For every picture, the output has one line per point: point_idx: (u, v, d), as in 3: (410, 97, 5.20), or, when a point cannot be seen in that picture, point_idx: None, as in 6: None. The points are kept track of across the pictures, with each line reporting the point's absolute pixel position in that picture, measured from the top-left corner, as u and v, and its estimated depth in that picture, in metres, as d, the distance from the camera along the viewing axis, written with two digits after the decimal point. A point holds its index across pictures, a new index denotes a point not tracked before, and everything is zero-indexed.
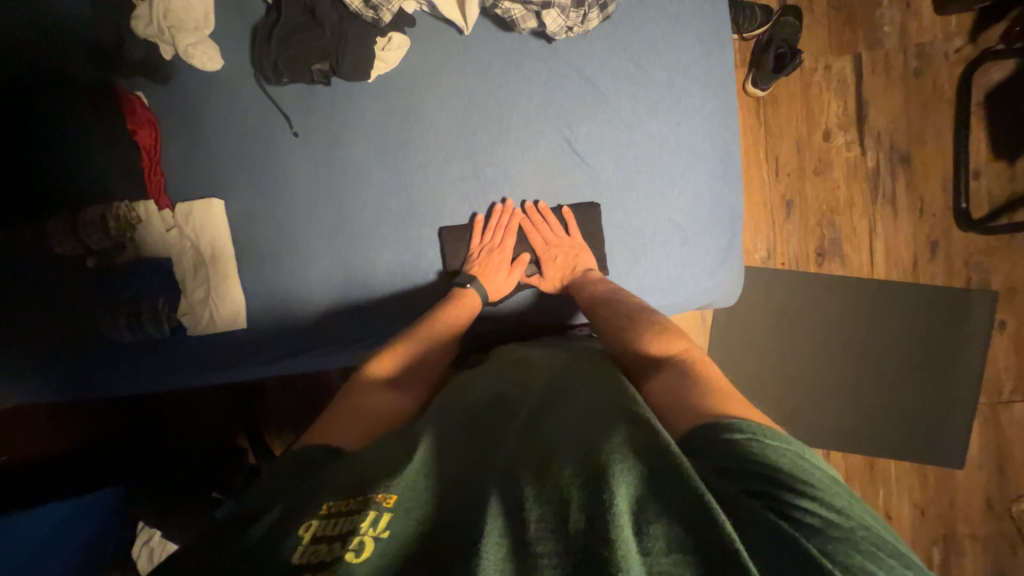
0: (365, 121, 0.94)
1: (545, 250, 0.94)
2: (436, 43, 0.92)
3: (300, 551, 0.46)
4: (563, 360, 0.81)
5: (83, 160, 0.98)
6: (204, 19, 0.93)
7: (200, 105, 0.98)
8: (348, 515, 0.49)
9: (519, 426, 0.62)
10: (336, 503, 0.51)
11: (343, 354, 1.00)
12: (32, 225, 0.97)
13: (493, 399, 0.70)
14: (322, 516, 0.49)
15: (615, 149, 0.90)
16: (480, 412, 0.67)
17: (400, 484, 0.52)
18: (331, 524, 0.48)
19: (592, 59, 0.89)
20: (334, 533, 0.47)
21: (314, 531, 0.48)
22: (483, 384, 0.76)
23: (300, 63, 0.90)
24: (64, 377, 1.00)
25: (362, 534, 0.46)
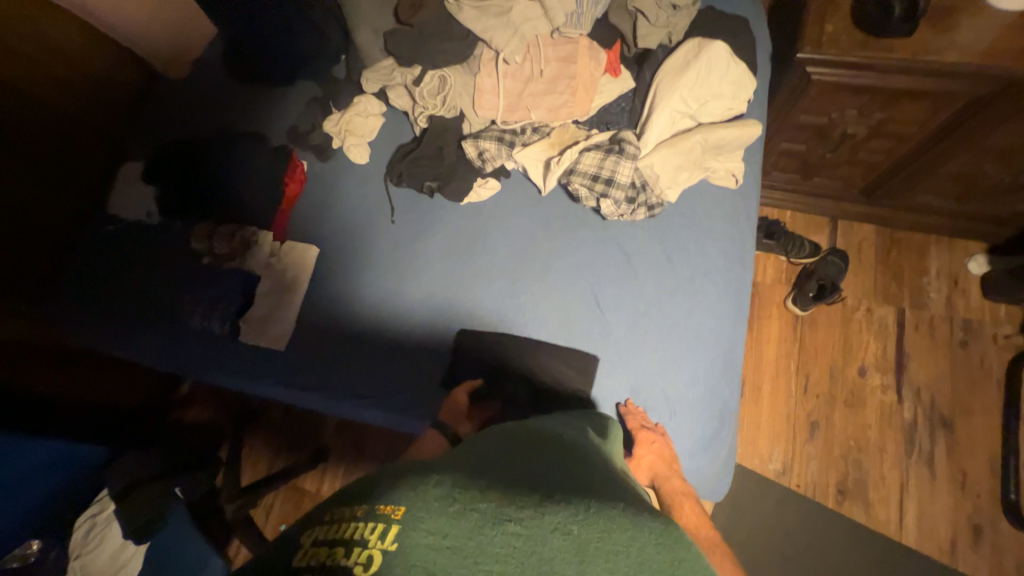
0: (444, 229, 1.19)
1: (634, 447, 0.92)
2: (519, 192, 1.17)
3: (302, 553, 0.51)
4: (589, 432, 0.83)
5: (240, 189, 1.30)
6: (370, 132, 1.31)
7: (338, 181, 1.31)
8: (356, 525, 0.53)
9: (544, 474, 0.64)
10: (344, 513, 0.56)
11: (344, 406, 1.13)
12: (189, 220, 1.31)
13: (519, 445, 0.73)
14: (324, 523, 0.56)
15: (630, 315, 1.03)
16: (505, 453, 0.69)
17: (416, 499, 0.55)
18: (334, 530, 0.53)
19: (632, 240, 1.07)
20: (343, 538, 0.51)
21: (316, 537, 0.53)
22: (512, 429, 0.78)
23: (417, 178, 1.19)
24: (138, 337, 1.24)
25: (371, 546, 0.49)
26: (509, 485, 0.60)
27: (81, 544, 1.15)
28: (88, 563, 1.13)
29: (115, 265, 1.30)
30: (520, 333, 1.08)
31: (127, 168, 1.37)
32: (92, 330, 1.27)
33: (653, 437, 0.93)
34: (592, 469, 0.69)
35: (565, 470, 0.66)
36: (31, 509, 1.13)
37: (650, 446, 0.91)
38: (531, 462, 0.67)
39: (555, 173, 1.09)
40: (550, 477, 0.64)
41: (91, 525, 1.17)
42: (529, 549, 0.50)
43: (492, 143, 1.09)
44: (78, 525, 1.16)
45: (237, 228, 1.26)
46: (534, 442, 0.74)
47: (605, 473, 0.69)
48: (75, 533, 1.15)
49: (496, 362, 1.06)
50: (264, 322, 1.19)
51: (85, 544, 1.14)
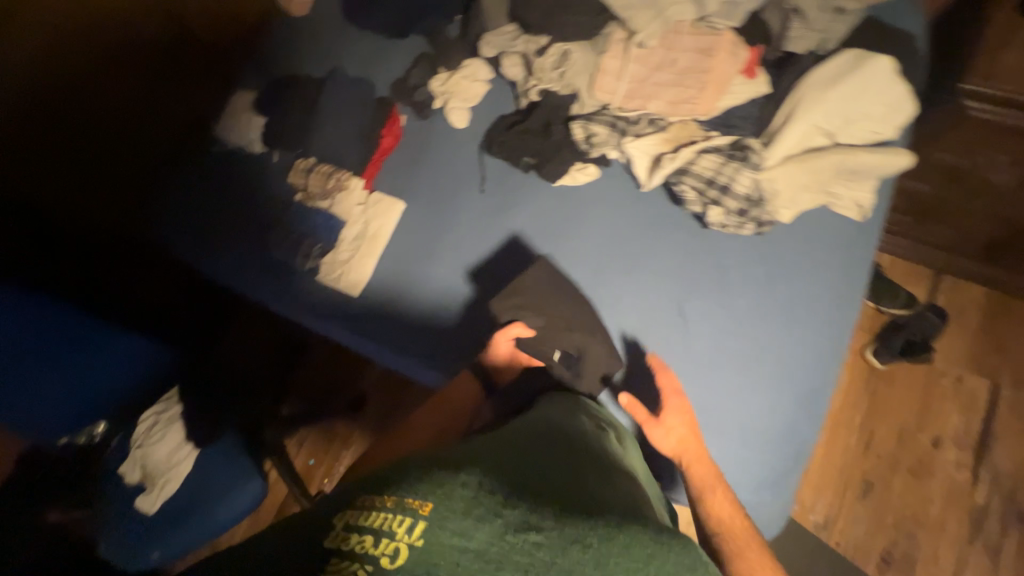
0: (532, 207, 1.16)
1: (660, 414, 0.89)
2: (615, 184, 1.12)
3: (333, 536, 0.51)
4: (616, 444, 0.80)
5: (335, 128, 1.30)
6: (474, 96, 1.30)
7: (433, 141, 1.31)
8: (383, 513, 0.52)
9: (570, 479, 0.63)
10: (370, 498, 0.56)
11: (402, 361, 1.15)
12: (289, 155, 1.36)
13: (545, 443, 0.71)
14: (353, 506, 0.55)
15: (716, 332, 0.97)
16: (531, 451, 0.68)
17: (443, 495, 0.54)
18: (362, 517, 0.53)
19: (731, 254, 1.01)
20: (371, 526, 0.51)
21: (346, 522, 0.53)
22: (537, 425, 0.77)
23: (518, 153, 1.16)
24: (224, 257, 1.31)
25: (399, 540, 0.49)
26: (536, 488, 0.58)
27: (143, 435, 1.32)
28: (145, 453, 1.30)
29: (211, 186, 1.36)
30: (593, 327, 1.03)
31: (238, 98, 1.43)
32: (182, 242, 1.34)
33: (680, 406, 0.90)
34: (617, 481, 0.67)
35: (591, 479, 0.64)
36: (112, 388, 1.24)
37: (677, 412, 0.88)
38: (554, 464, 0.66)
39: (661, 172, 1.02)
40: (577, 482, 0.62)
41: (152, 421, 1.33)
42: (553, 560, 0.49)
43: (604, 127, 1.06)
44: (142, 418, 1.32)
45: (333, 170, 1.29)
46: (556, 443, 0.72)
47: (629, 488, 0.67)
48: (139, 424, 1.32)
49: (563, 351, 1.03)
50: (340, 269, 1.22)
51: (145, 436, 1.31)
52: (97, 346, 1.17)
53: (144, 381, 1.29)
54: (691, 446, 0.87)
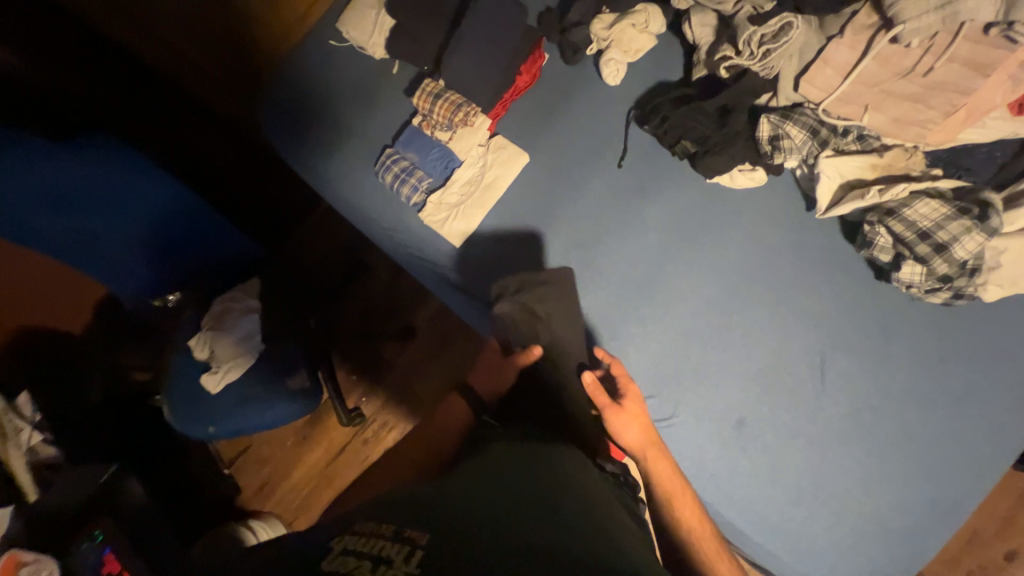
0: (676, 199, 1.01)
1: (623, 401, 0.84)
2: (782, 201, 0.97)
3: (332, 559, 0.50)
4: (610, 482, 0.77)
5: (468, 47, 1.11)
6: (634, 52, 1.11)
7: (574, 94, 1.15)
8: (384, 541, 0.52)
9: (566, 511, 0.60)
10: (373, 529, 0.55)
11: (490, 325, 1.05)
12: (418, 73, 1.25)
13: (538, 467, 0.69)
14: (356, 534, 0.54)
15: (859, 404, 0.85)
16: (523, 477, 0.66)
17: (438, 531, 0.53)
18: (365, 543, 0.51)
19: (902, 319, 0.86)
20: (369, 552, 0.50)
21: (347, 547, 0.52)
22: (529, 444, 0.74)
23: (676, 132, 0.98)
24: (325, 165, 1.22)
25: (394, 567, 0.48)
26: (528, 521, 0.56)
27: (213, 320, 1.25)
28: (211, 339, 1.24)
29: (324, 82, 1.25)
30: (712, 354, 0.92)
31: None
32: (283, 137, 1.24)
33: (637, 402, 0.85)
34: (611, 520, 0.64)
35: (585, 513, 0.62)
36: (172, 249, 1.15)
37: (635, 397, 0.85)
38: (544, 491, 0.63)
39: (843, 206, 0.85)
40: (569, 514, 0.60)
41: (221, 309, 1.25)
42: None
43: (802, 132, 0.86)
44: (215, 304, 1.26)
45: (456, 95, 1.12)
46: (546, 464, 0.69)
47: (624, 526, 0.64)
48: (212, 309, 1.26)
49: (675, 365, 0.93)
50: (449, 216, 1.11)
51: (214, 322, 1.25)
52: (153, 216, 1.04)
53: (207, 247, 1.20)
54: (651, 438, 0.83)
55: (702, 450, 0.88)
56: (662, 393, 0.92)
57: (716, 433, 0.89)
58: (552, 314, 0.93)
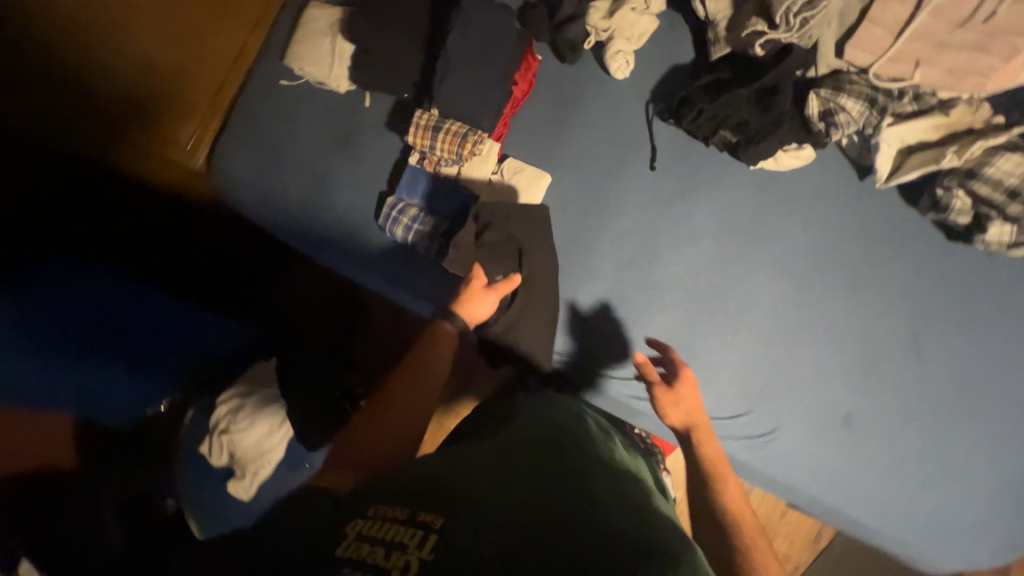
0: (722, 195, 0.95)
1: (677, 381, 0.87)
2: (832, 175, 0.91)
3: (345, 547, 0.47)
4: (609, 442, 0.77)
5: (457, 68, 0.97)
6: (638, 37, 1.00)
7: (581, 97, 1.04)
8: (396, 526, 0.48)
9: (582, 477, 0.59)
10: (385, 513, 0.51)
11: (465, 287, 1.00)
12: (396, 101, 1.10)
13: (550, 444, 0.67)
14: (366, 518, 0.50)
15: (957, 372, 0.83)
16: (535, 454, 0.64)
17: (454, 511, 0.51)
18: (378, 529, 0.48)
19: (980, 278, 0.84)
20: (380, 539, 0.47)
21: (360, 531, 0.48)
22: (534, 425, 0.73)
23: (714, 124, 0.90)
24: (317, 230, 1.06)
25: (409, 553, 0.45)
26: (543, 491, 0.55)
27: (230, 420, 0.91)
28: (232, 445, 0.90)
29: (294, 133, 1.10)
30: (799, 352, 0.88)
31: (313, 15, 1.13)
32: (260, 208, 1.07)
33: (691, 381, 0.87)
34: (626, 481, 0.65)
35: (602, 478, 0.61)
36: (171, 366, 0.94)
37: (684, 378, 0.86)
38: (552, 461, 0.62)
39: (911, 173, 0.81)
40: (586, 478, 0.59)
41: (239, 403, 0.92)
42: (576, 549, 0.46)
43: (859, 103, 0.81)
44: (229, 398, 0.93)
45: (456, 123, 0.98)
46: (550, 438, 0.69)
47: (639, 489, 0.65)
48: (223, 405, 0.92)
49: (765, 373, 0.88)
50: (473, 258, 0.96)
51: (231, 422, 0.91)
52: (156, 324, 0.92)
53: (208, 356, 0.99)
54: (704, 417, 0.84)
55: (813, 453, 0.85)
56: (759, 407, 0.87)
57: (826, 436, 0.85)
58: (535, 249, 0.96)
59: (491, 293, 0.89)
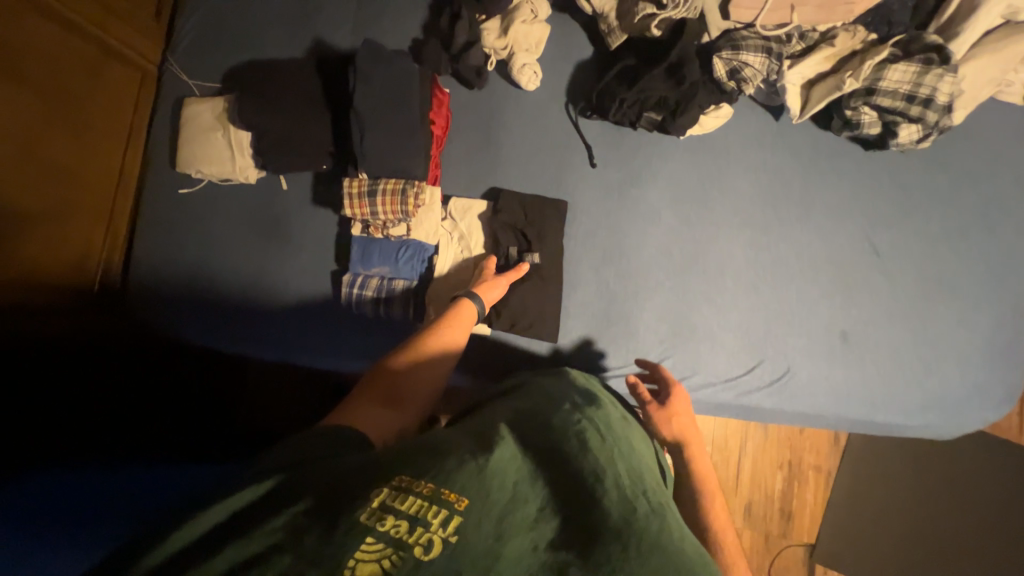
0: (665, 171, 0.98)
1: (671, 399, 0.85)
2: (753, 123, 0.97)
3: (369, 513, 0.46)
4: (611, 400, 0.79)
5: (371, 125, 0.92)
6: (536, 44, 1.00)
7: (502, 117, 1.03)
8: (423, 502, 0.48)
9: (602, 471, 0.57)
10: (413, 483, 0.50)
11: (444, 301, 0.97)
12: (315, 175, 1.04)
13: (569, 426, 0.65)
14: (393, 487, 0.49)
15: (911, 262, 0.92)
16: (559, 439, 0.62)
17: (479, 488, 0.50)
18: (404, 501, 0.47)
19: (899, 176, 0.94)
20: (402, 513, 0.46)
21: (385, 501, 0.47)
22: (545, 400, 0.73)
23: (637, 110, 0.93)
24: (283, 332, 1.00)
25: (432, 532, 0.45)
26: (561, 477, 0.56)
27: None
28: None
29: (222, 239, 1.04)
30: (783, 291, 0.93)
31: (194, 111, 1.03)
32: (214, 333, 1.01)
33: (687, 401, 0.86)
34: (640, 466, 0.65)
35: (618, 452, 0.63)
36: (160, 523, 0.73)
37: (677, 396, 0.85)
38: (569, 436, 0.63)
39: (817, 107, 0.88)
40: (605, 471, 0.57)
41: None
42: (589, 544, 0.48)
43: (759, 55, 0.86)
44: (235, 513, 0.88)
45: (389, 182, 0.94)
46: (560, 408, 0.70)
47: (649, 473, 0.65)
48: None
49: (762, 321, 0.92)
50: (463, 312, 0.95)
51: None
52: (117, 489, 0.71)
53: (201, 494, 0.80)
54: (697, 435, 0.81)
55: (826, 379, 0.90)
56: (768, 354, 0.92)
57: (835, 360, 0.90)
58: (542, 232, 0.96)
59: (500, 279, 0.92)
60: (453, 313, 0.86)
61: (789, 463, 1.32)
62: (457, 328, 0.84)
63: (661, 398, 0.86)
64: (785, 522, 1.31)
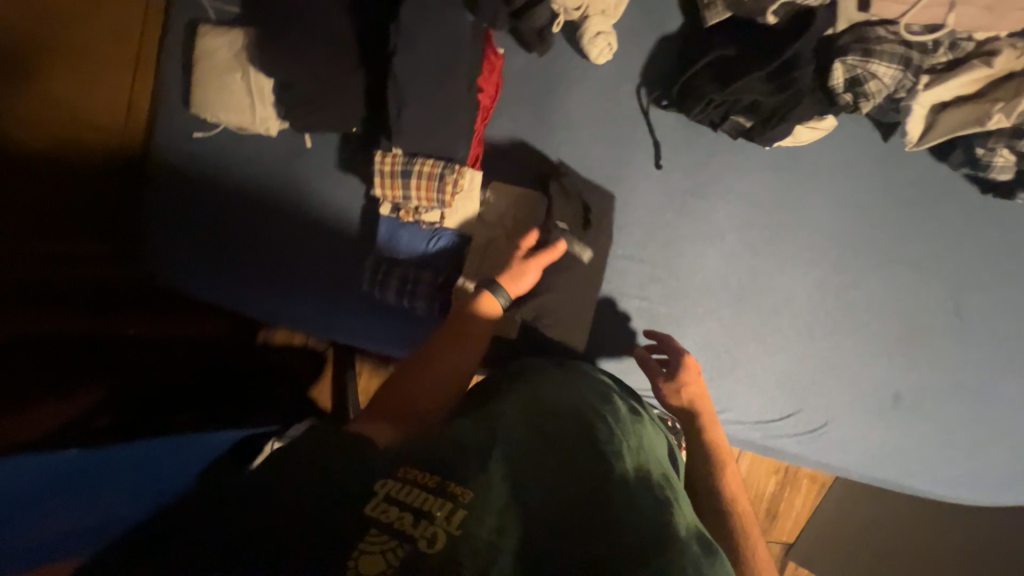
0: (740, 184, 0.86)
1: (680, 370, 0.81)
2: (853, 142, 0.83)
3: (373, 504, 0.38)
4: (617, 392, 0.73)
5: (412, 94, 0.80)
6: (616, 6, 0.82)
7: (560, 92, 0.89)
8: (430, 491, 0.40)
9: (605, 474, 0.53)
10: (419, 471, 0.42)
11: None
12: (343, 135, 0.93)
13: (578, 415, 0.60)
14: (397, 472, 0.42)
15: (994, 325, 0.83)
16: (565, 431, 0.56)
17: (484, 484, 0.44)
18: (409, 490, 0.40)
19: (1011, 226, 0.81)
20: (405, 504, 0.39)
21: (388, 489, 0.40)
22: (548, 388, 0.66)
23: (725, 111, 0.78)
24: (296, 305, 0.94)
25: (438, 525, 0.38)
26: (565, 479, 0.50)
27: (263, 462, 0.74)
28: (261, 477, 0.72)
29: (241, 194, 0.94)
30: (840, 340, 0.85)
31: (210, 45, 0.90)
32: (222, 282, 0.95)
33: (697, 369, 0.82)
34: (649, 463, 0.62)
35: (623, 454, 0.58)
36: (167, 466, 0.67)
37: (689, 367, 0.81)
38: (574, 436, 0.56)
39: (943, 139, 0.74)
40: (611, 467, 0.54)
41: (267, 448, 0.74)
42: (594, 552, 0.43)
43: (892, 66, 0.70)
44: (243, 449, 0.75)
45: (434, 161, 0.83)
46: (564, 400, 0.63)
47: (658, 469, 0.61)
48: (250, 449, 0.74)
49: (810, 367, 0.86)
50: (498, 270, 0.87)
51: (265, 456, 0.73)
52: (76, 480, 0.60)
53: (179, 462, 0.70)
54: (707, 411, 0.81)
55: (864, 441, 0.85)
56: (807, 404, 0.86)
57: (879, 424, 0.85)
58: (599, 238, 0.87)
59: (531, 264, 0.81)
60: (474, 303, 0.75)
61: (786, 472, 1.31)
62: (474, 325, 0.73)
63: (669, 365, 0.82)
64: (767, 523, 1.34)
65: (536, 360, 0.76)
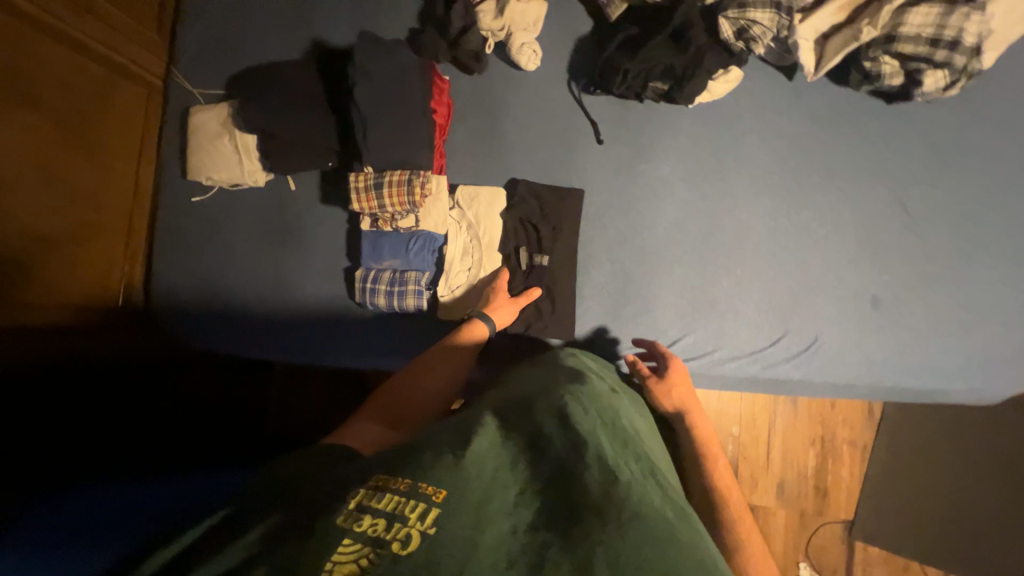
0: (677, 143, 0.95)
1: (668, 373, 0.83)
2: (765, 88, 0.93)
3: (345, 516, 0.43)
4: (597, 376, 0.74)
5: (374, 119, 0.92)
6: (534, 23, 0.96)
7: (504, 102, 1.01)
8: (401, 499, 0.43)
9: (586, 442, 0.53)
10: (393, 482, 0.45)
11: (455, 285, 0.96)
12: (322, 173, 1.04)
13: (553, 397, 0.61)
14: (371, 486, 0.46)
15: (945, 217, 0.87)
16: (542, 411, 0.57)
17: (457, 474, 0.45)
18: (381, 499, 0.44)
19: (928, 126, 0.89)
20: (379, 512, 0.42)
21: (361, 501, 0.44)
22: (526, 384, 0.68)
23: (642, 81, 0.90)
24: (302, 333, 1.01)
25: (412, 527, 0.41)
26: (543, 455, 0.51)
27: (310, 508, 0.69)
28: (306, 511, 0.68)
29: (241, 241, 1.05)
30: (808, 262, 0.90)
31: (201, 118, 1.04)
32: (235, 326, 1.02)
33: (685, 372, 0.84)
34: (632, 437, 0.61)
35: (603, 425, 0.58)
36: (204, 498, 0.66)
37: (677, 369, 0.84)
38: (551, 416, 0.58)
39: (836, 61, 0.84)
40: (591, 440, 0.52)
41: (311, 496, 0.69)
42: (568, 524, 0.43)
43: (767, 11, 0.82)
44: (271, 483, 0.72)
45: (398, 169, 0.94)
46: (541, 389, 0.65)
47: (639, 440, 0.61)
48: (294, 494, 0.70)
49: (788, 292, 0.89)
50: (479, 285, 0.97)
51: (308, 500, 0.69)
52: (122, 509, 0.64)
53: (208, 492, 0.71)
54: (700, 413, 0.81)
55: (861, 350, 0.87)
56: (794, 326, 0.88)
57: (868, 330, 0.87)
58: (562, 218, 0.95)
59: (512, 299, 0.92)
60: (462, 332, 0.85)
61: (823, 441, 1.25)
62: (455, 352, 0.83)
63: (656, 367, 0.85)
64: (820, 499, 1.25)
65: (518, 366, 0.80)
